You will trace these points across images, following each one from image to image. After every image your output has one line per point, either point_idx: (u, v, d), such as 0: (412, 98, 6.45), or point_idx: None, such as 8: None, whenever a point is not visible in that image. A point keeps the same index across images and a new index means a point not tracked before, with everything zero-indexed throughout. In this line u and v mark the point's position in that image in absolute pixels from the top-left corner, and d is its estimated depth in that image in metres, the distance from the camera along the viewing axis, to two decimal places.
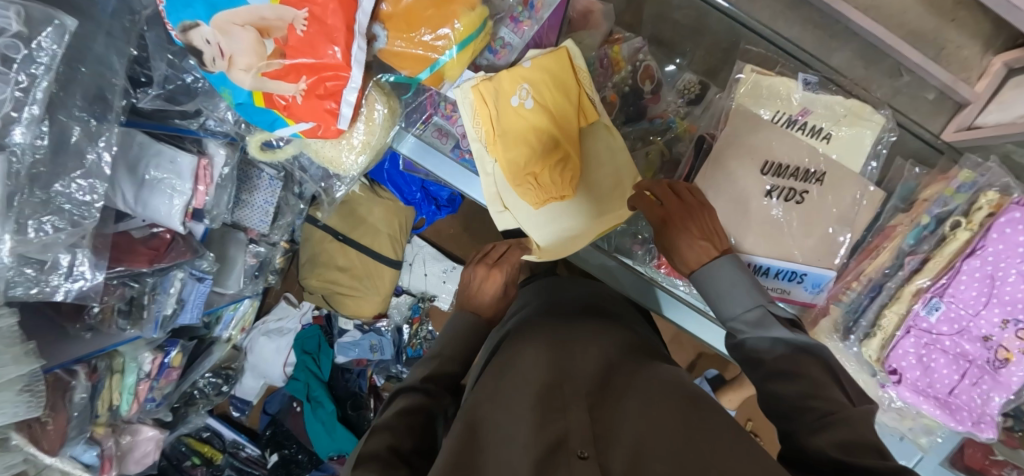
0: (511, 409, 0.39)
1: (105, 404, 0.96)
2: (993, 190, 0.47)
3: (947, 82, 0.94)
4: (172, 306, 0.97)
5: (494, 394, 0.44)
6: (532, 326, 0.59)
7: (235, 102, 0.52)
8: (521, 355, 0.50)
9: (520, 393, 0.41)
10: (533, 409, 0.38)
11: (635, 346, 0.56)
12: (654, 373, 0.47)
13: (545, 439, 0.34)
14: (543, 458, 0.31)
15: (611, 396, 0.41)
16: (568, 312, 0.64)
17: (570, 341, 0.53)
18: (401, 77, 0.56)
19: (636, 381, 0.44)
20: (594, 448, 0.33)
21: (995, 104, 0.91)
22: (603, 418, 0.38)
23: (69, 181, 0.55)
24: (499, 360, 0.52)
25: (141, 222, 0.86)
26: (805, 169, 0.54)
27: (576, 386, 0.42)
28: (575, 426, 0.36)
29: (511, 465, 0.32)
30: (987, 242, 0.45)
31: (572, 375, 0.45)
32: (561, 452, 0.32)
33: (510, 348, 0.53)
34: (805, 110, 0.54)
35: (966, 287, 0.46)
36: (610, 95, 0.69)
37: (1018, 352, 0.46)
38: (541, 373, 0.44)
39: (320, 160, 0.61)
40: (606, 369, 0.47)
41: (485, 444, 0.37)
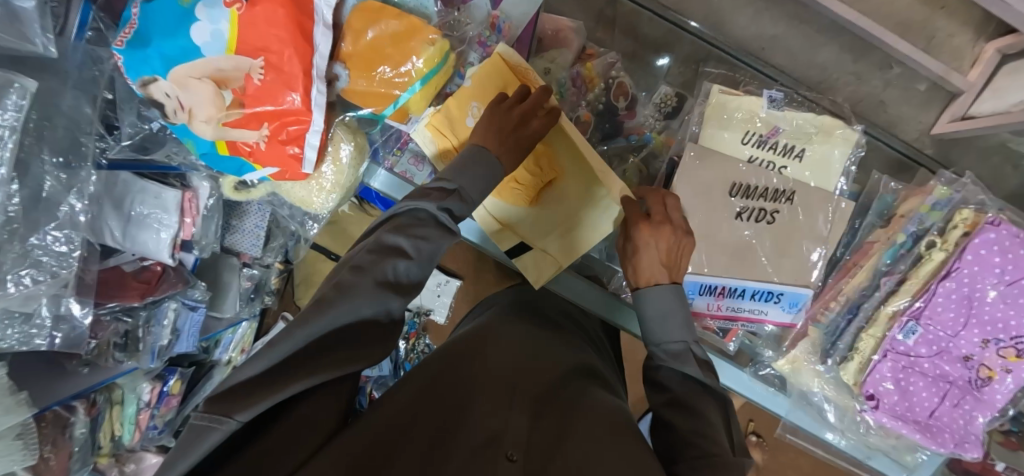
0: (461, 394, 0.42)
1: (108, 435, 0.98)
2: (969, 209, 0.46)
3: (940, 73, 0.92)
4: (168, 337, 0.98)
5: (446, 370, 0.47)
6: (496, 326, 0.62)
7: (200, 151, 0.52)
8: (490, 350, 0.53)
9: (474, 384, 0.44)
10: (482, 404, 0.40)
11: (589, 367, 0.59)
12: (602, 398, 0.49)
13: (483, 435, 0.36)
14: (471, 455, 0.33)
15: (559, 410, 0.43)
16: (530, 323, 0.66)
17: (531, 350, 0.56)
18: (367, 113, 0.55)
19: (583, 402, 0.46)
20: (523, 452, 0.35)
21: (989, 93, 0.88)
22: (544, 425, 0.40)
23: (44, 233, 0.56)
24: (462, 344, 0.55)
25: (131, 256, 0.88)
26: (774, 189, 0.53)
27: (527, 393, 0.45)
28: (512, 428, 0.37)
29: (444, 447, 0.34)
30: (962, 264, 0.44)
31: (529, 382, 0.47)
32: (492, 447, 0.34)
33: (479, 340, 0.56)
34: (775, 128, 0.53)
35: (943, 308, 0.45)
36: (584, 114, 0.68)
37: (999, 370, 0.46)
38: (502, 375, 0.47)
39: (292, 199, 0.61)
40: (559, 386, 0.49)
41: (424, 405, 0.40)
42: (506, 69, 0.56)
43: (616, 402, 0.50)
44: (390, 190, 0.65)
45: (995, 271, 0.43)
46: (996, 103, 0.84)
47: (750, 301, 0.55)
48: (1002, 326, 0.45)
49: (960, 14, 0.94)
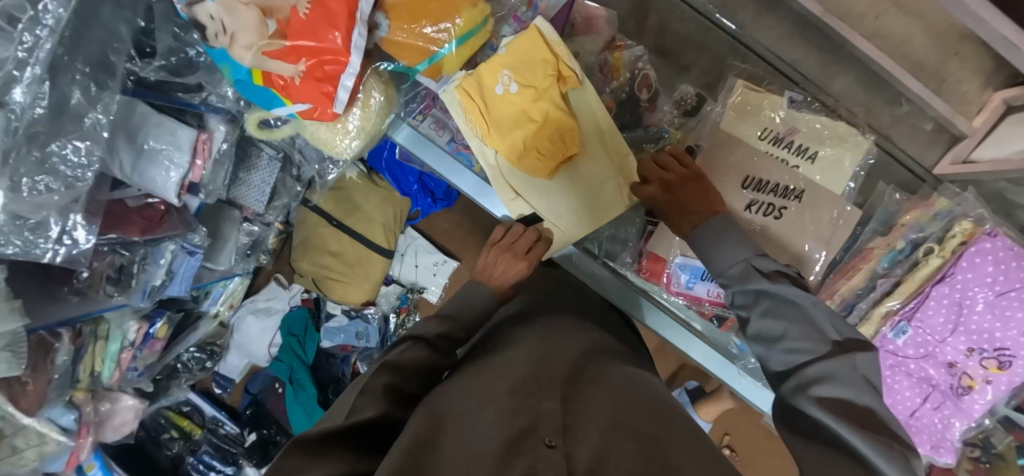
0: (492, 388, 0.43)
1: (87, 369, 0.97)
2: (968, 221, 0.48)
3: (947, 115, 0.95)
4: (161, 277, 0.98)
5: (478, 372, 0.48)
6: (520, 318, 0.63)
7: (234, 78, 0.53)
8: (513, 345, 0.54)
9: (497, 383, 0.44)
10: (508, 399, 0.40)
11: (607, 346, 0.59)
12: (623, 379, 0.49)
13: (516, 426, 0.36)
14: (511, 440, 0.33)
15: (583, 395, 0.43)
16: (556, 308, 0.66)
17: (546, 338, 0.56)
18: (400, 66, 0.56)
19: (610, 384, 0.47)
20: (561, 439, 0.35)
21: (991, 141, 0.92)
22: (574, 411, 0.40)
23: (66, 142, 0.56)
24: (487, 348, 0.56)
25: (136, 192, 0.86)
26: (784, 186, 0.55)
27: (553, 377, 0.45)
28: (546, 416, 0.38)
29: (483, 437, 0.35)
30: (957, 270, 0.47)
31: (549, 370, 0.47)
32: (529, 436, 0.35)
33: (489, 342, 0.56)
34: (791, 128, 0.55)
35: (934, 312, 0.48)
36: (606, 100, 0.71)
37: (980, 380, 0.48)
38: (520, 368, 0.47)
39: (315, 142, 0.61)
40: (583, 368, 0.50)
41: (462, 408, 0.41)
42: (540, 39, 0.59)
43: (640, 380, 0.50)
44: (410, 146, 0.69)
45: (986, 279, 0.46)
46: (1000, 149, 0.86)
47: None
48: (988, 337, 0.47)
49: (972, 60, 0.98)
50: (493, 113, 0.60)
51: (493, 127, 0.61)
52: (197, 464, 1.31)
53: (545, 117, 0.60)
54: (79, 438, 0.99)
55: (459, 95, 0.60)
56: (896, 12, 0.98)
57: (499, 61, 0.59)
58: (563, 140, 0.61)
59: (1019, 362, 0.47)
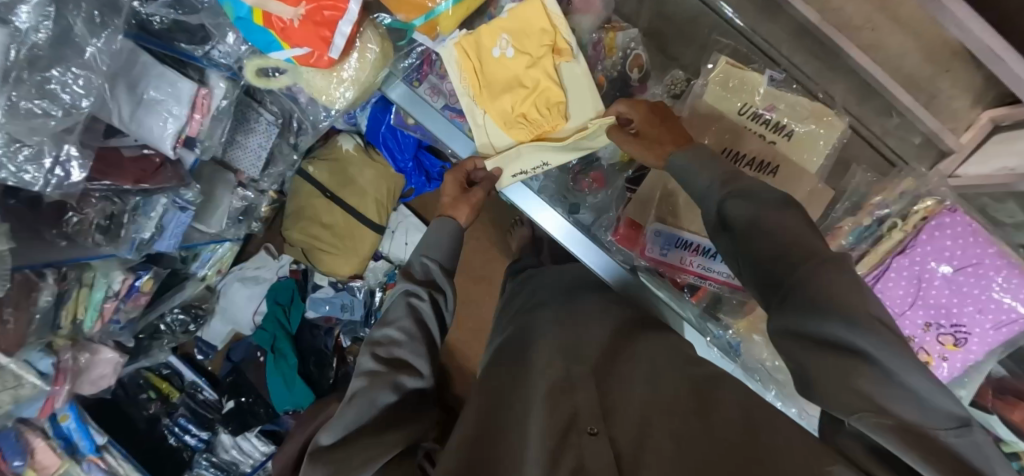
0: (532, 385, 0.47)
1: (69, 316, 0.97)
2: (931, 199, 0.53)
3: (935, 129, 0.97)
4: (150, 230, 0.98)
5: (514, 370, 0.53)
6: (544, 308, 0.67)
7: (234, 16, 0.53)
8: (536, 336, 0.59)
9: (535, 382, 0.48)
10: (545, 394, 0.44)
11: (638, 320, 0.64)
12: (656, 348, 0.53)
13: (558, 420, 0.39)
14: (557, 432, 0.38)
15: (614, 374, 0.48)
16: (579, 294, 0.71)
17: (574, 325, 0.60)
18: (397, 21, 0.58)
19: (641, 358, 0.51)
20: (602, 424, 0.39)
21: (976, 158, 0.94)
22: (611, 394, 0.44)
23: (66, 69, 0.58)
24: (515, 342, 0.60)
25: (132, 142, 0.86)
26: (760, 161, 0.58)
27: (585, 364, 0.49)
28: (583, 403, 0.42)
29: (531, 437, 0.39)
30: (916, 243, 0.51)
31: (582, 358, 0.51)
32: (572, 429, 0.38)
33: (522, 336, 0.61)
34: (771, 105, 0.58)
35: (894, 284, 0.51)
36: (598, 77, 0.72)
37: (937, 357, 0.51)
38: (553, 359, 0.51)
39: (309, 90, 0.63)
40: (613, 347, 0.54)
41: (501, 408, 0.46)
42: (543, 10, 0.62)
43: (672, 345, 0.55)
44: (406, 104, 0.73)
45: (943, 255, 0.50)
46: (988, 162, 0.91)
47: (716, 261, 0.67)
48: (945, 313, 0.50)
49: (963, 79, 1.01)
50: (486, 76, 0.65)
51: (486, 87, 0.65)
52: (172, 426, 1.32)
53: (532, 84, 0.64)
54: (54, 385, 0.99)
55: (454, 55, 0.64)
56: (892, 25, 1.01)
57: (499, 25, 0.63)
58: (550, 110, 0.65)
59: (974, 340, 0.50)
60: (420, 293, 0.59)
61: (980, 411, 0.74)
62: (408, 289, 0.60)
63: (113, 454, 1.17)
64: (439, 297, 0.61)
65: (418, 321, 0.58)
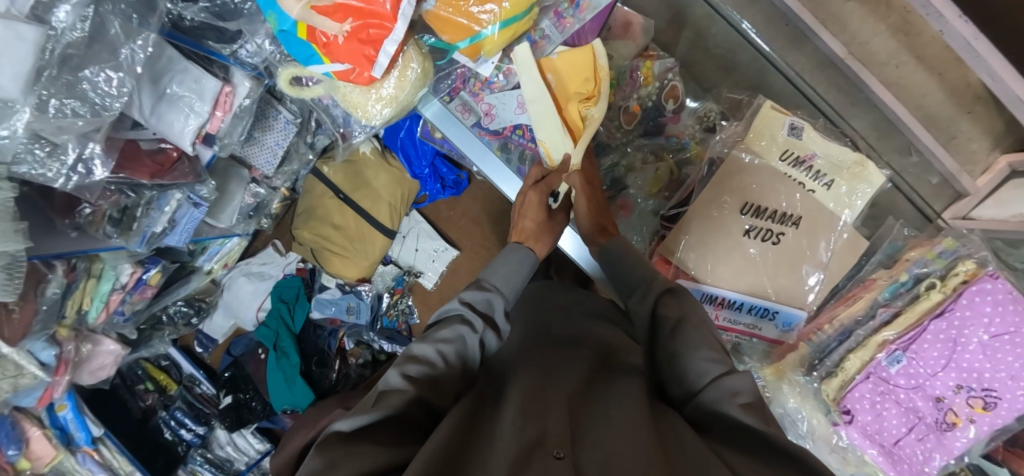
0: (505, 406, 0.44)
1: (74, 307, 0.95)
2: (972, 261, 0.54)
3: (953, 171, 0.97)
4: (162, 225, 0.97)
5: (484, 394, 0.50)
6: (519, 339, 0.65)
7: (278, 28, 0.52)
8: (511, 364, 0.57)
9: (507, 401, 0.45)
10: (518, 413, 0.42)
11: (611, 355, 0.61)
12: (627, 383, 0.52)
13: (525, 439, 0.37)
14: (522, 452, 0.35)
15: (583, 409, 0.45)
16: (555, 331, 0.68)
17: (549, 356, 0.58)
18: (440, 41, 0.58)
19: (610, 396, 0.48)
20: (568, 449, 0.36)
21: (992, 201, 0.95)
22: (580, 425, 0.42)
23: (99, 69, 0.57)
24: (489, 368, 0.58)
25: (150, 135, 0.85)
26: (783, 213, 0.60)
27: (558, 394, 0.47)
28: (552, 431, 0.39)
29: (494, 457, 0.35)
30: (957, 306, 0.52)
31: (556, 385, 0.49)
32: (538, 450, 0.36)
33: (500, 363, 0.58)
34: (812, 154, 0.60)
35: (929, 346, 0.53)
36: (632, 106, 0.72)
37: (964, 418, 0.53)
38: (528, 383, 0.49)
39: (344, 104, 0.62)
40: (586, 383, 0.51)
41: (473, 426, 0.43)
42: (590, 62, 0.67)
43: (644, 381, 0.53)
44: (438, 122, 0.72)
45: (982, 319, 0.51)
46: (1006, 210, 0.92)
47: (745, 314, 0.61)
48: (976, 377, 0.52)
49: (984, 122, 1.00)
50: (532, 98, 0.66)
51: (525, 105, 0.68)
52: (168, 420, 1.31)
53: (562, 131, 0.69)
54: (56, 375, 0.97)
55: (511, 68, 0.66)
56: (916, 65, 1.01)
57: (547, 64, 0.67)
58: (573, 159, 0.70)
59: (1003, 404, 0.51)
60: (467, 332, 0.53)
61: (990, 462, 0.75)
62: (464, 315, 0.54)
63: (110, 446, 1.18)
64: (489, 336, 0.55)
65: (460, 355, 0.52)
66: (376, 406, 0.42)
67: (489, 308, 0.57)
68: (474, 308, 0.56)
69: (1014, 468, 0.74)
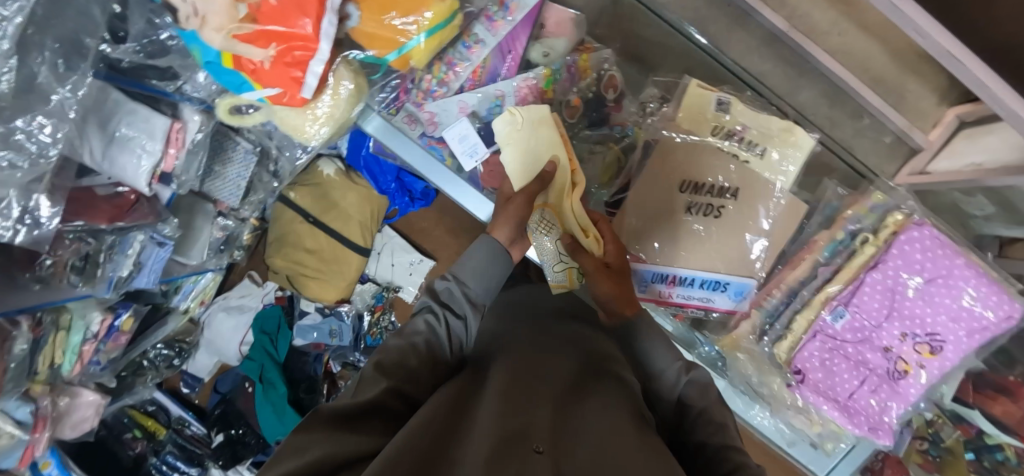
0: (489, 395, 0.43)
1: (46, 361, 0.94)
2: (899, 213, 0.57)
3: (904, 128, 1.04)
4: (128, 268, 0.96)
5: (467, 385, 0.48)
6: (504, 328, 0.64)
7: (204, 60, 0.54)
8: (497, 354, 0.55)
9: (490, 395, 0.44)
10: (501, 407, 0.40)
11: (598, 356, 0.61)
12: (614, 391, 0.51)
13: (507, 430, 0.35)
14: (503, 439, 0.33)
15: (569, 412, 0.44)
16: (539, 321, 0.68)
17: (538, 350, 0.57)
18: (370, 57, 0.58)
19: (598, 399, 0.48)
20: (550, 445, 0.35)
21: (945, 153, 1.00)
22: (563, 427, 0.40)
23: (32, 118, 0.57)
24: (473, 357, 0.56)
25: (105, 180, 0.86)
26: (721, 186, 0.62)
27: (546, 390, 0.46)
28: (537, 427, 0.38)
29: (476, 441, 0.34)
30: (888, 257, 0.54)
31: (544, 382, 0.48)
32: (518, 443, 0.34)
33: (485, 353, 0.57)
34: (742, 126, 0.61)
35: (869, 297, 0.55)
36: (573, 99, 0.72)
37: (915, 365, 0.54)
38: (514, 380, 0.47)
39: (284, 128, 0.63)
40: (573, 383, 0.51)
41: (452, 412, 0.41)
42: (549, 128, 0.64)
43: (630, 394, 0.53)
44: (381, 136, 0.72)
45: (913, 266, 0.53)
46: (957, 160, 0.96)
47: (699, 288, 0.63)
48: (919, 323, 0.54)
49: (928, 77, 1.05)
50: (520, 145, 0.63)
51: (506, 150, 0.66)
52: (160, 465, 1.28)
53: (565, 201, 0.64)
54: (35, 432, 0.96)
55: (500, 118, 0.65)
56: (858, 31, 1.05)
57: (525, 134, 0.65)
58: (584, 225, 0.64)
59: (948, 347, 0.53)
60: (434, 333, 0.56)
61: (963, 406, 0.78)
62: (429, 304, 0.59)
63: None
64: (453, 321, 0.58)
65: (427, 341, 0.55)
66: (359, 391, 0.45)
67: (451, 297, 0.60)
68: (438, 299, 0.60)
69: (984, 409, 0.76)
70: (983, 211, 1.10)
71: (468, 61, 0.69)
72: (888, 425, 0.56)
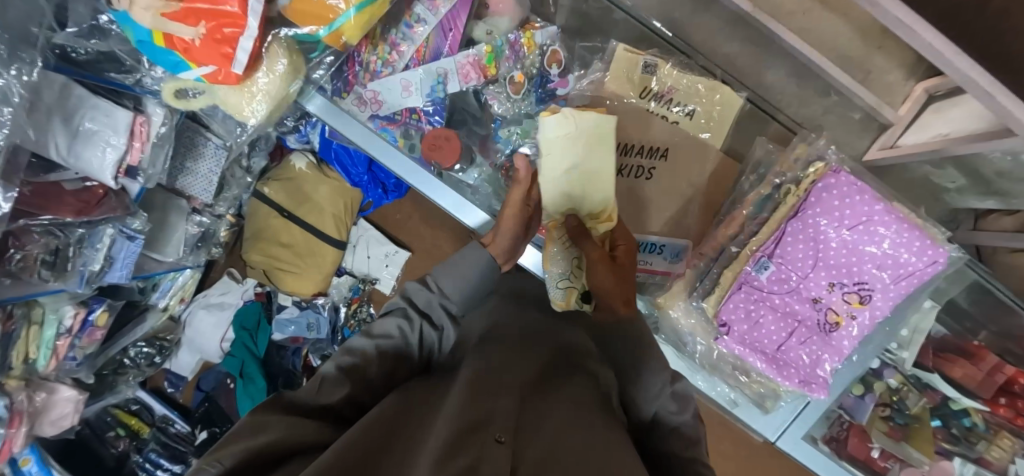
0: (454, 388, 0.43)
1: (21, 357, 0.96)
2: (820, 163, 0.59)
3: (874, 105, 1.02)
4: (100, 262, 0.97)
5: (441, 380, 0.49)
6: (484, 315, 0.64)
7: (137, 39, 0.55)
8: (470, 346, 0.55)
9: (455, 387, 0.43)
10: (462, 399, 0.39)
11: (577, 348, 0.61)
12: (586, 387, 0.51)
13: (465, 420, 0.34)
14: (461, 428, 0.33)
15: (537, 404, 0.44)
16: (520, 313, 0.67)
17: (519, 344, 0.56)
18: (303, 34, 0.60)
19: (568, 394, 0.48)
20: (510, 434, 0.34)
21: (914, 127, 0.99)
22: (525, 420, 0.39)
23: None
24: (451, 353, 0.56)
25: (72, 175, 0.87)
26: (650, 147, 0.69)
27: (515, 379, 0.46)
28: (500, 415, 0.37)
29: (434, 431, 0.33)
30: (807, 205, 0.56)
31: (514, 369, 0.48)
32: (479, 429, 0.34)
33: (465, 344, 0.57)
34: (670, 88, 0.69)
35: (793, 248, 0.57)
36: (516, 75, 0.74)
37: (845, 316, 0.58)
38: (479, 371, 0.45)
39: (225, 107, 0.65)
40: (544, 377, 0.50)
41: (416, 408, 0.41)
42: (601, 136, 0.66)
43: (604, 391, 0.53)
44: (326, 116, 0.73)
45: (834, 213, 0.55)
46: (925, 133, 0.94)
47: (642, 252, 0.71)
48: (846, 272, 0.57)
49: (896, 53, 1.02)
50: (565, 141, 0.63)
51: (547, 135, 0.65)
52: (143, 462, 1.29)
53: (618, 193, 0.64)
54: (11, 427, 0.97)
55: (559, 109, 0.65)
56: (821, 9, 1.02)
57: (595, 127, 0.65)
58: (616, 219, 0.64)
59: (877, 296, 0.56)
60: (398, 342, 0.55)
61: (925, 371, 0.80)
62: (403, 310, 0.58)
63: None
64: (426, 330, 0.57)
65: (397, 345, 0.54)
66: (324, 388, 0.45)
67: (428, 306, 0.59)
68: (413, 303, 0.59)
69: (944, 372, 0.79)
70: (955, 184, 1.05)
71: (410, 38, 0.72)
72: (819, 376, 0.60)
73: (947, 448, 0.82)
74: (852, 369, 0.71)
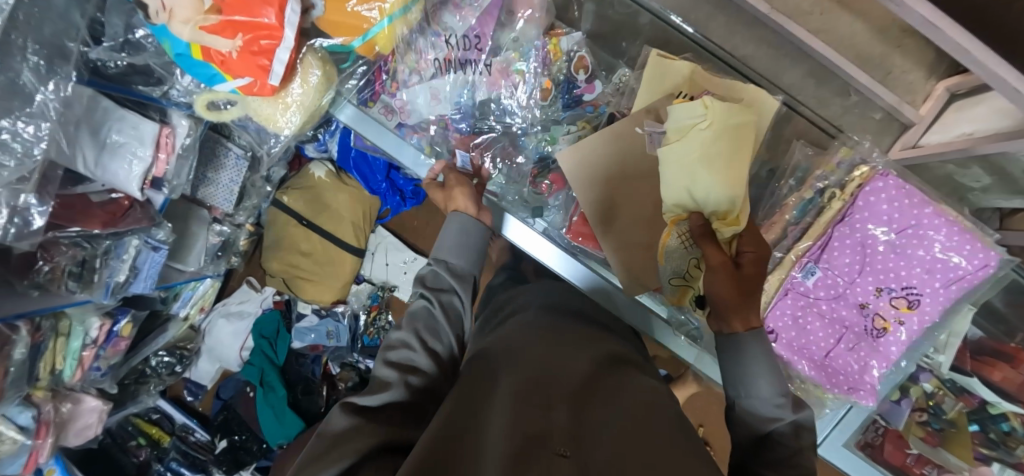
0: (504, 397, 0.45)
1: (47, 367, 0.96)
2: (864, 166, 0.66)
3: (893, 104, 1.00)
4: (124, 273, 0.96)
5: (491, 378, 0.50)
6: (524, 324, 0.66)
7: (174, 52, 0.55)
8: (509, 351, 0.57)
9: (501, 396, 0.45)
10: (519, 407, 0.41)
11: (620, 356, 0.63)
12: (635, 387, 0.52)
13: (526, 434, 0.36)
14: (523, 444, 0.34)
15: (591, 405, 0.45)
16: (563, 322, 0.69)
17: (556, 349, 0.58)
18: (336, 45, 0.61)
19: (617, 394, 0.49)
20: (572, 445, 0.36)
21: (938, 127, 0.98)
22: (584, 424, 0.41)
23: (14, 119, 0.60)
24: (492, 352, 0.59)
25: (99, 186, 0.86)
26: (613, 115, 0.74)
27: (562, 389, 0.47)
28: (557, 427, 0.38)
29: (493, 444, 0.35)
30: (855, 210, 0.64)
31: (558, 378, 0.50)
32: (542, 443, 0.35)
33: (501, 348, 0.59)
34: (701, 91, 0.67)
35: (841, 254, 0.65)
36: (545, 82, 0.75)
37: (894, 322, 0.64)
38: (530, 377, 0.49)
39: (258, 118, 0.67)
40: (591, 381, 0.52)
41: (469, 415, 0.43)
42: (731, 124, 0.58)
43: (653, 389, 0.54)
44: (355, 123, 0.76)
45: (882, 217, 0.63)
46: (949, 133, 0.93)
47: None
48: (892, 278, 0.64)
49: (914, 53, 1.01)
50: (715, 136, 0.57)
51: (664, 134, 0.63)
52: (165, 471, 1.29)
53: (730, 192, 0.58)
54: (37, 439, 0.97)
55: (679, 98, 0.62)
56: (839, 9, 1.01)
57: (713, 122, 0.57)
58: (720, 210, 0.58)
59: (926, 302, 0.63)
60: (417, 343, 0.55)
61: (961, 374, 0.79)
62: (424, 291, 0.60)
63: None
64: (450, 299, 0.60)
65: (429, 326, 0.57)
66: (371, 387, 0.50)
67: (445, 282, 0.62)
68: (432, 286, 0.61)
69: (983, 376, 0.78)
70: (980, 184, 1.02)
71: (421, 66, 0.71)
72: (866, 382, 0.65)
73: (985, 454, 0.81)
74: (897, 375, 0.70)
